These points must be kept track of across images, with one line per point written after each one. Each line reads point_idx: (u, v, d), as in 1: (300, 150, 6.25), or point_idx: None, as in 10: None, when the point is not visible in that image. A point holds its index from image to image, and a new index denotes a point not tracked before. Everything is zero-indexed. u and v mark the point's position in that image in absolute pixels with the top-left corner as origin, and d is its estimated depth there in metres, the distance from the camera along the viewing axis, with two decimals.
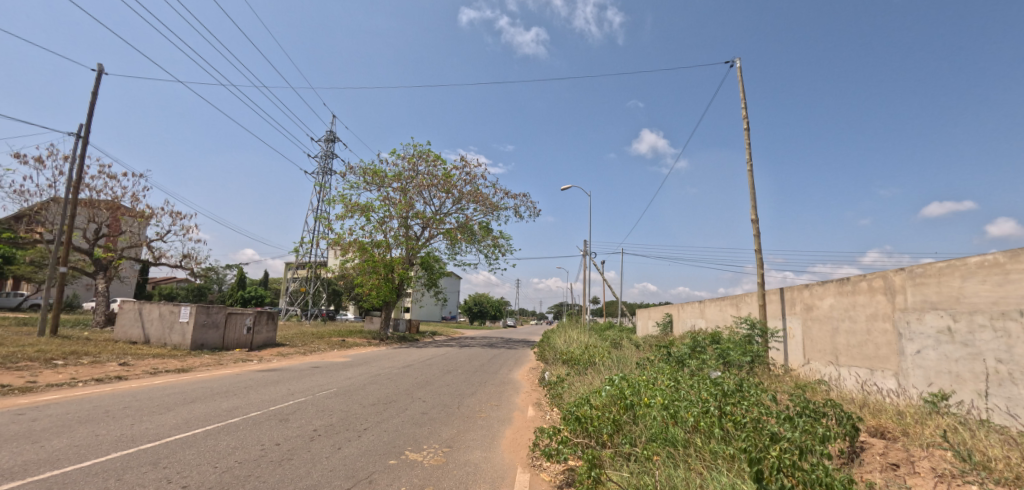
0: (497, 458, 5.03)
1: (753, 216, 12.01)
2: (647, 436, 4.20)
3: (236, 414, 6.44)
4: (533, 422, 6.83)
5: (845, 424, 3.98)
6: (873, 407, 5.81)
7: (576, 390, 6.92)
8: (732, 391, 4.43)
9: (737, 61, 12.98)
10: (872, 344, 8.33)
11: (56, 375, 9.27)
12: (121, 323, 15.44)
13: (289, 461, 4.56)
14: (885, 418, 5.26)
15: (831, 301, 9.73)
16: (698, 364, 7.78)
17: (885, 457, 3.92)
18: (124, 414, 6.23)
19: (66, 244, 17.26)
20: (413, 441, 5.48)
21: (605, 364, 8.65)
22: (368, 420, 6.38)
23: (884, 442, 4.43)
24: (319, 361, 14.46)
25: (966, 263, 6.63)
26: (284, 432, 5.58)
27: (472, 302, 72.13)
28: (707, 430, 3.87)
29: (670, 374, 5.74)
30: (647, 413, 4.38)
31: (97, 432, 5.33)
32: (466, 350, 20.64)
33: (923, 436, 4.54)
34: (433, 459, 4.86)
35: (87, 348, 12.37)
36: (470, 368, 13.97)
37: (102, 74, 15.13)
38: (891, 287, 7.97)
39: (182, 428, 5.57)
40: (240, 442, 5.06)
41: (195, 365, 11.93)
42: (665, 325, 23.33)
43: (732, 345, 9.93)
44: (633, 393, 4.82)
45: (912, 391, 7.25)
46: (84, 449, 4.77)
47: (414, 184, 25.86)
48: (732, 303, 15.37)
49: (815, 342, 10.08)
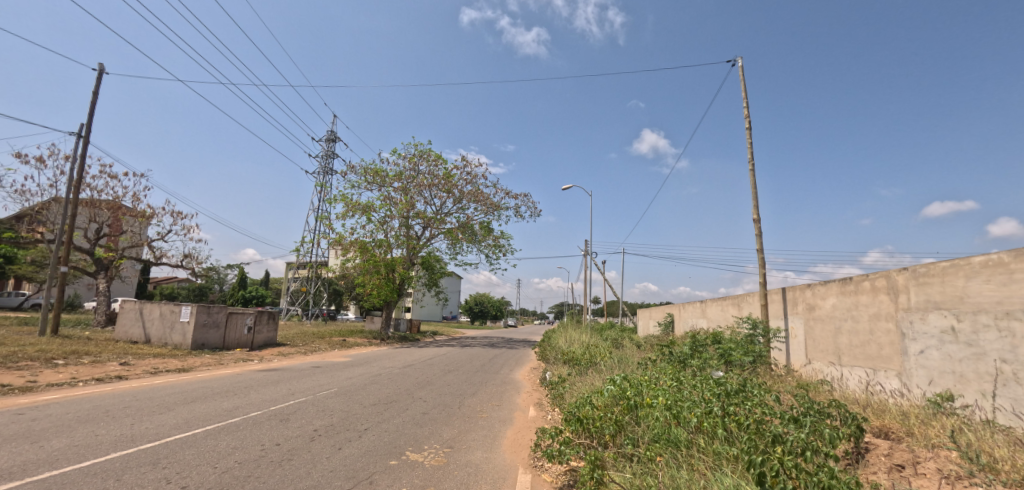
0: (499, 458, 5.00)
1: (755, 215, 11.97)
2: (650, 436, 4.15)
3: (236, 414, 6.41)
4: (535, 422, 6.80)
5: (851, 424, 3.94)
6: (877, 407, 5.77)
7: (578, 390, 6.89)
8: (735, 391, 4.39)
9: (738, 60, 12.95)
10: (874, 344, 8.29)
11: (57, 375, 9.26)
12: (122, 323, 15.43)
13: (289, 461, 4.54)
14: (890, 419, 5.22)
15: (833, 300, 9.67)
16: (700, 364, 7.75)
17: (890, 458, 3.88)
18: (125, 414, 6.21)
19: (67, 243, 17.23)
20: (413, 441, 5.45)
21: (606, 364, 8.62)
22: (368, 420, 6.35)
23: (890, 443, 4.39)
24: (320, 361, 14.44)
25: (970, 262, 6.58)
26: (285, 432, 5.56)
27: (473, 302, 72.16)
28: (710, 430, 3.84)
29: (673, 374, 5.71)
30: (650, 413, 4.35)
31: (97, 432, 5.31)
32: (467, 350, 20.61)
33: (928, 437, 4.51)
34: (434, 459, 4.83)
35: (88, 348, 12.36)
36: (471, 368, 13.95)
37: (103, 73, 15.13)
38: (894, 287, 7.92)
39: (182, 428, 5.55)
40: (239, 442, 5.04)
41: (196, 365, 11.92)
42: (666, 325, 23.05)
43: (734, 345, 9.89)
44: (636, 393, 4.79)
45: (916, 391, 7.20)
46: (84, 449, 4.74)
47: (415, 184, 25.85)
48: (733, 303, 15.32)
49: (818, 342, 10.03)
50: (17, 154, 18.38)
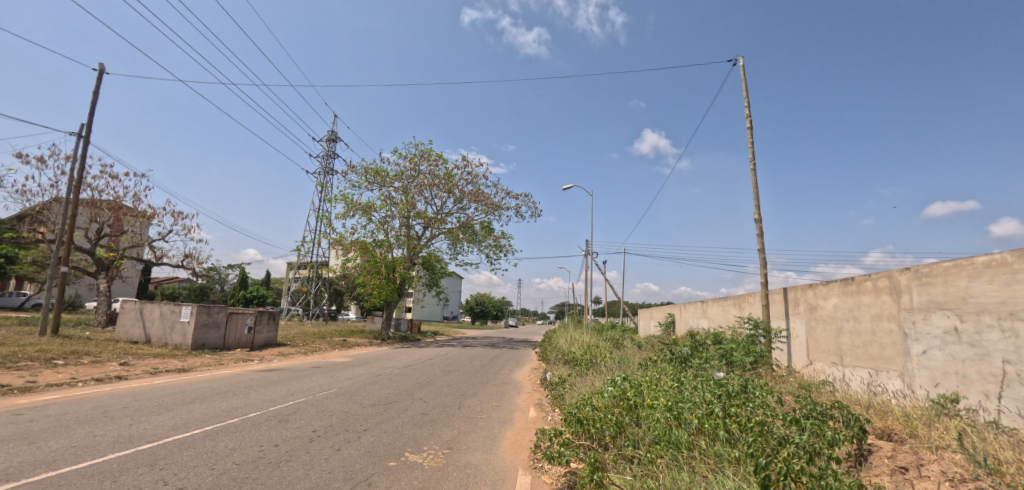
0: (499, 459, 4.97)
1: (756, 215, 11.92)
2: (651, 438, 4.11)
3: (235, 415, 6.39)
4: (535, 423, 6.77)
5: (854, 426, 3.90)
6: (880, 409, 5.73)
7: (578, 391, 6.87)
8: (737, 392, 4.36)
9: (738, 59, 12.91)
10: (877, 345, 8.24)
11: (56, 375, 9.25)
12: (122, 323, 15.42)
13: (287, 462, 4.51)
14: (892, 420, 5.18)
15: (835, 300, 9.63)
16: (701, 365, 7.73)
17: (893, 461, 3.84)
18: (123, 415, 6.19)
19: (67, 243, 17.22)
20: (413, 442, 5.42)
21: (607, 365, 8.60)
22: (368, 421, 6.33)
23: (893, 445, 4.36)
24: (320, 361, 14.41)
25: (973, 262, 6.53)
26: (283, 433, 5.53)
27: (474, 302, 72.18)
28: (712, 432, 3.80)
29: (674, 374, 5.69)
30: (650, 415, 4.33)
31: (94, 433, 5.29)
32: (468, 350, 20.55)
33: (931, 439, 4.47)
34: (433, 461, 4.80)
35: (87, 348, 12.34)
36: (472, 368, 13.91)
37: (103, 73, 15.12)
38: (896, 287, 7.88)
39: (181, 429, 5.52)
40: (238, 443, 5.01)
41: (196, 365, 11.91)
42: (667, 326, 23.07)
43: (735, 345, 9.85)
44: (636, 394, 4.75)
45: (919, 392, 7.16)
46: (81, 450, 4.71)
47: (416, 184, 25.83)
48: (734, 303, 15.27)
49: (820, 342, 9.98)
50: (17, 155, 18.39)
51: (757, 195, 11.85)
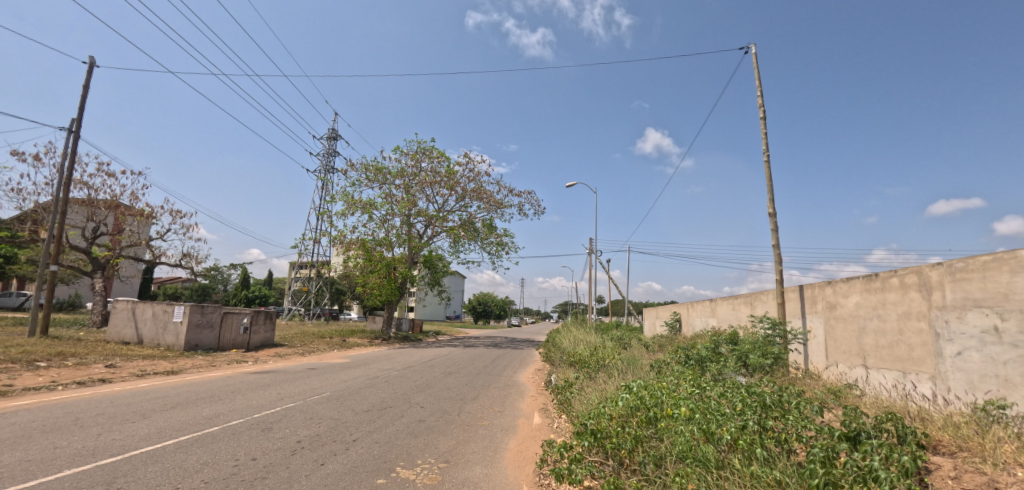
0: (500, 475, 4.48)
1: (770, 209, 11.37)
2: (676, 454, 3.55)
3: (216, 423, 5.90)
4: (540, 432, 6.28)
5: (910, 442, 3.35)
6: (922, 417, 5.17)
7: (587, 397, 6.30)
8: (773, 402, 3.84)
9: (751, 46, 12.32)
10: (905, 346, 7.68)
11: (35, 378, 8.76)
12: (113, 324, 14.84)
13: (262, 480, 4.00)
14: (940, 430, 4.65)
15: (856, 298, 9.05)
16: (717, 368, 7.24)
17: (959, 482, 3.34)
18: (93, 423, 5.71)
19: (59, 241, 16.68)
20: (406, 455, 4.92)
21: (618, 368, 8.07)
22: (358, 430, 5.82)
23: (951, 461, 3.83)
24: (316, 363, 13.80)
25: (1016, 256, 5.93)
26: (263, 444, 5.05)
27: (478, 301, 71.13)
28: (746, 449, 3.31)
29: (693, 379, 5.15)
30: (673, 426, 3.80)
31: (56, 445, 4.80)
32: (470, 351, 19.82)
33: (991, 453, 3.92)
34: (427, 477, 4.28)
35: (73, 350, 11.77)
36: (472, 370, 13.32)
37: (94, 66, 14.68)
38: (927, 283, 7.31)
39: (152, 439, 5.06)
40: (212, 457, 4.54)
41: (186, 368, 11.38)
42: (674, 326, 22.58)
43: (753, 346, 9.27)
44: (655, 404, 4.24)
45: (956, 396, 6.61)
46: (34, 465, 4.21)
47: (417, 181, 25.32)
48: (747, 302, 14.64)
49: (840, 343, 9.42)
50: (13, 153, 18.04)
51: (772, 188, 11.28)
